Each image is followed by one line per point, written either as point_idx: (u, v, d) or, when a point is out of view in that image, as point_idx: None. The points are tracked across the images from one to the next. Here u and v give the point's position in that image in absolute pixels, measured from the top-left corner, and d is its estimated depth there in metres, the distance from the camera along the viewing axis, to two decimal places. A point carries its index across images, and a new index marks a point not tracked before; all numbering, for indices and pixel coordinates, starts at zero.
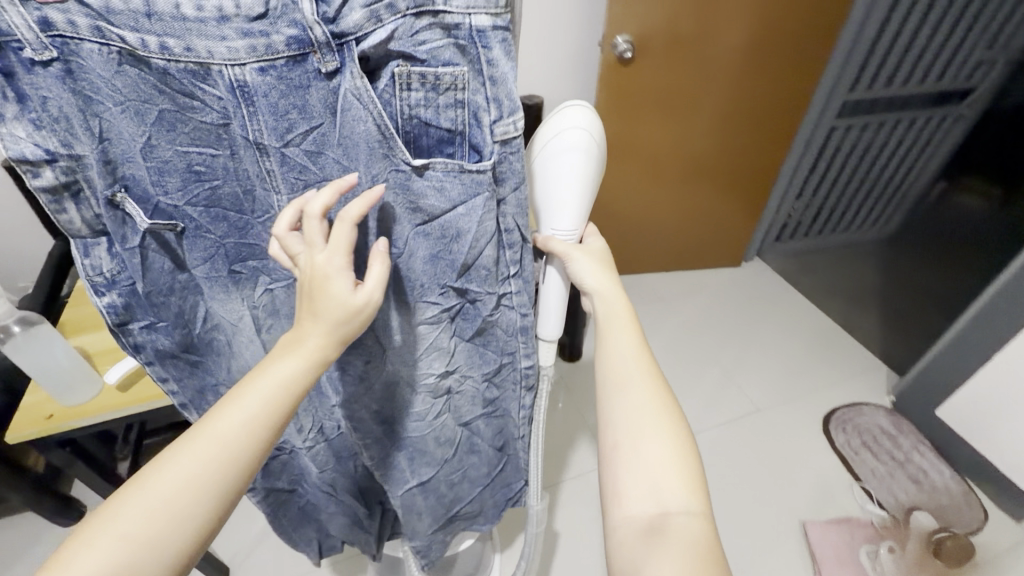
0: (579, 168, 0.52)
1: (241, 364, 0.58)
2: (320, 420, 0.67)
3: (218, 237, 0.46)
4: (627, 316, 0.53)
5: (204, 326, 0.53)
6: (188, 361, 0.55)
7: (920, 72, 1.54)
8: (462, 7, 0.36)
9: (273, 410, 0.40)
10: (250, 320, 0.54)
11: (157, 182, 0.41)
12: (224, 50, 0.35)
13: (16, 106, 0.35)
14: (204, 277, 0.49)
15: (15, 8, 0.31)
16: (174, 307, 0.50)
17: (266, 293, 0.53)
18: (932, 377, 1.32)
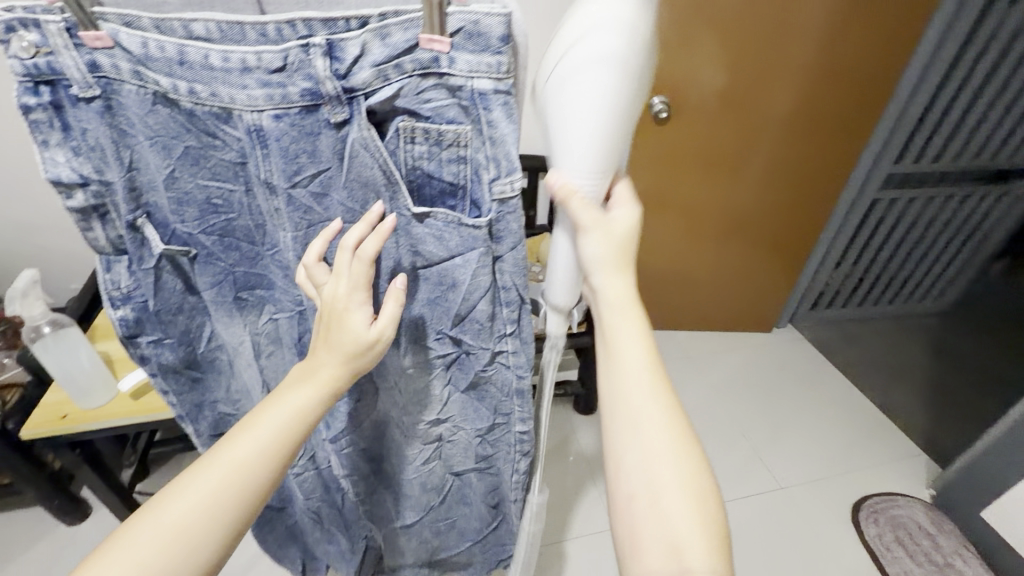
0: (595, 109, 0.39)
1: (241, 384, 0.61)
2: (315, 450, 0.67)
3: (227, 265, 0.49)
4: (638, 322, 0.44)
5: (208, 345, 0.56)
6: (189, 379, 0.58)
7: (971, 149, 1.49)
8: (466, 70, 0.36)
9: (291, 435, 0.40)
10: (250, 345, 0.56)
11: (176, 211, 0.44)
12: (245, 97, 0.36)
13: (60, 134, 0.38)
14: (211, 301, 0.51)
15: (69, 52, 0.35)
16: (181, 325, 0.52)
17: (270, 321, 0.55)
18: (978, 474, 1.21)
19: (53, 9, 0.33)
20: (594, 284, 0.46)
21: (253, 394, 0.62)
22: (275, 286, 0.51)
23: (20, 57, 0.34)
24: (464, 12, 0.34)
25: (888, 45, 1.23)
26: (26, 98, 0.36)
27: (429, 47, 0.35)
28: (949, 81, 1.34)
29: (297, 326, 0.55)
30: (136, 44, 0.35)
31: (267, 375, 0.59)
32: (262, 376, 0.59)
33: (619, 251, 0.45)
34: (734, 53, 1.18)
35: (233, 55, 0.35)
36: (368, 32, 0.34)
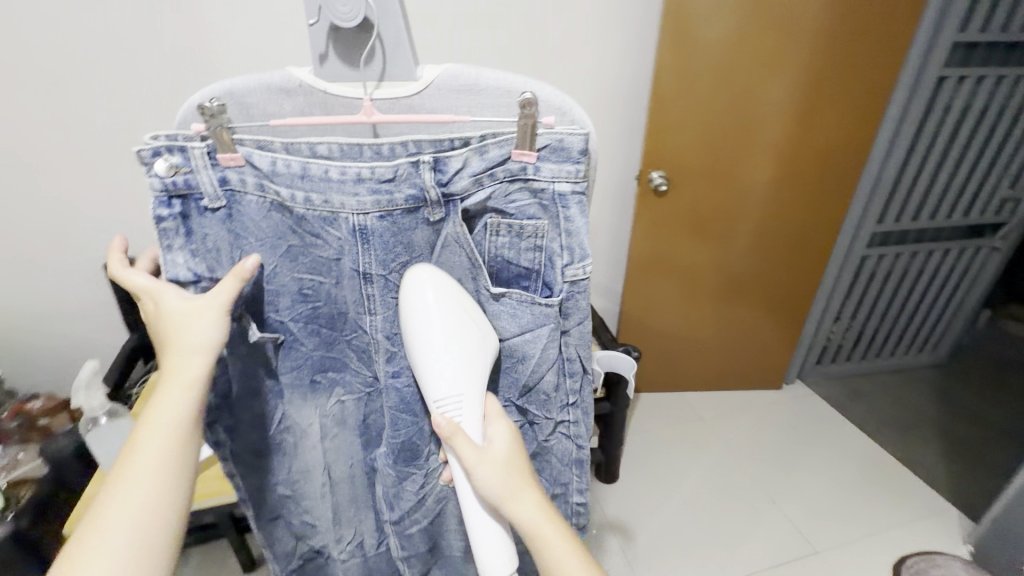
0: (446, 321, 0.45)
1: (302, 468, 0.56)
2: (362, 532, 0.62)
3: (307, 350, 0.50)
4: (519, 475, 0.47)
5: (278, 426, 0.53)
6: (252, 466, 0.55)
7: (946, 207, 1.60)
8: (548, 176, 0.43)
9: (174, 446, 0.43)
10: (318, 428, 0.54)
11: (268, 301, 0.47)
12: (354, 203, 0.42)
13: (183, 239, 0.42)
14: (288, 383, 0.51)
15: (207, 170, 0.41)
16: (257, 407, 0.51)
17: (337, 403, 0.54)
18: (1012, 526, 1.20)
19: (196, 137, 0.40)
20: (506, 512, 0.45)
21: (312, 482, 0.57)
22: (349, 368, 0.52)
23: (161, 175, 0.40)
24: (550, 132, 0.41)
25: (857, 123, 1.37)
26: (161, 210, 0.41)
27: (518, 159, 0.42)
28: (914, 150, 1.48)
29: (364, 407, 0.54)
30: (266, 162, 0.41)
31: (328, 459, 0.56)
32: (325, 460, 0.56)
33: (510, 473, 0.46)
34: (719, 132, 1.31)
35: (350, 169, 0.41)
36: (470, 149, 0.42)
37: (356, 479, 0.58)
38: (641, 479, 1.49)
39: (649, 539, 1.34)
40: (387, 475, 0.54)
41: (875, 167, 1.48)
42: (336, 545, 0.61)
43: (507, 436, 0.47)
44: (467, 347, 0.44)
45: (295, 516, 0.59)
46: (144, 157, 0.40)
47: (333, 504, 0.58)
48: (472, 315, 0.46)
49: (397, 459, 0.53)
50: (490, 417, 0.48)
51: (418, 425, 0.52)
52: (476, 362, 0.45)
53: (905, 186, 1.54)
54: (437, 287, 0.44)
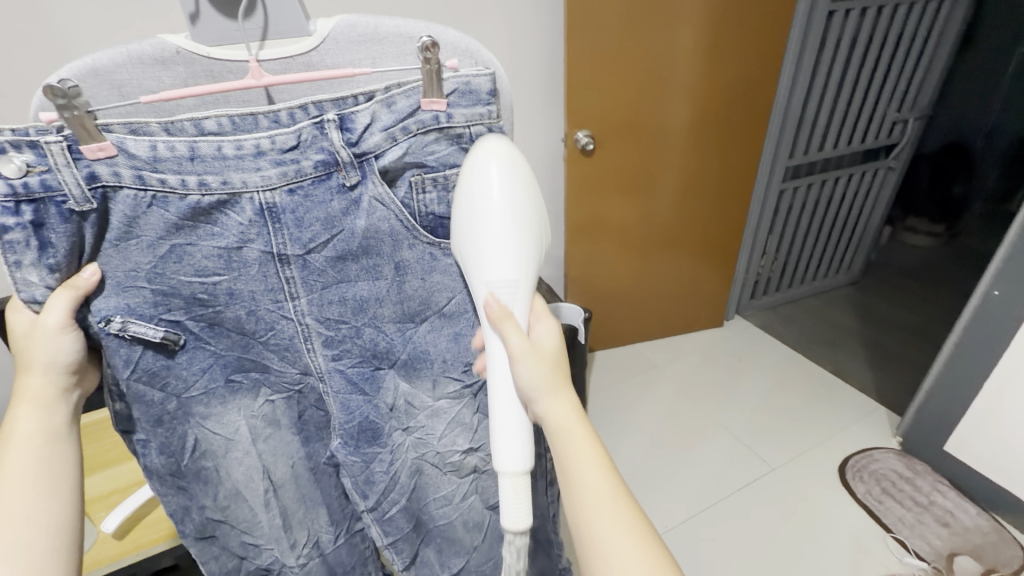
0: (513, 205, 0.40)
1: (232, 488, 0.50)
2: (317, 532, 0.57)
3: (217, 349, 0.45)
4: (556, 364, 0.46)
5: (192, 456, 0.47)
6: (172, 488, 0.48)
7: (846, 134, 1.71)
8: (463, 122, 0.40)
9: (50, 456, 0.42)
10: (247, 431, 0.48)
11: (152, 307, 0.41)
12: (258, 179, 0.38)
13: (36, 252, 0.36)
14: (201, 393, 0.45)
15: (69, 168, 0.34)
16: (163, 437, 0.45)
17: (267, 403, 0.49)
18: (931, 412, 1.34)
19: (50, 128, 0.34)
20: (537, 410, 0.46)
21: (253, 490, 0.51)
22: (272, 368, 0.47)
23: (8, 177, 0.33)
24: (456, 75, 0.39)
25: (762, 62, 1.42)
26: (6, 219, 0.34)
27: (429, 108, 0.39)
28: (814, 82, 1.56)
29: (296, 405, 0.50)
30: (145, 148, 0.35)
31: (266, 462, 0.50)
32: (262, 464, 0.50)
33: (552, 368, 0.45)
34: (635, 84, 1.31)
35: (247, 142, 0.37)
36: (377, 102, 0.38)
37: (301, 479, 0.53)
38: (608, 432, 1.53)
39: None
40: (352, 464, 0.51)
41: (783, 102, 1.54)
42: (290, 554, 0.55)
43: (554, 335, 0.47)
44: (524, 233, 0.41)
45: (233, 537, 0.53)
46: None
47: (280, 511, 0.53)
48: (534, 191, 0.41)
49: (357, 442, 0.50)
50: (538, 314, 0.47)
51: (373, 402, 0.49)
52: (536, 247, 0.42)
53: (809, 119, 1.62)
54: (500, 160, 0.40)
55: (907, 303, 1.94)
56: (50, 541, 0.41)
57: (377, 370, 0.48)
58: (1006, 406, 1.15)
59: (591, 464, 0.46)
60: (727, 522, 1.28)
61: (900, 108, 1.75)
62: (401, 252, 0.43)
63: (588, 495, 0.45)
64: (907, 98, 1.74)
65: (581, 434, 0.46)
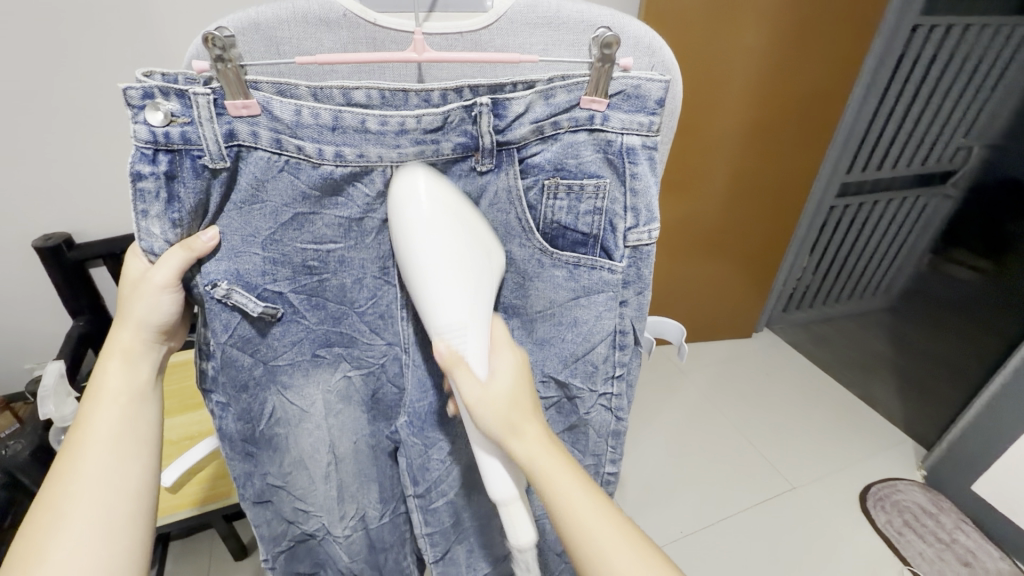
0: (446, 244, 0.37)
1: (297, 457, 0.49)
2: (364, 506, 0.55)
3: (310, 323, 0.43)
4: (520, 402, 0.41)
5: (268, 422, 0.46)
6: (240, 454, 0.47)
7: (908, 157, 1.63)
8: (618, 127, 0.38)
9: (132, 415, 0.42)
10: (322, 406, 0.48)
11: (261, 275, 0.40)
12: (396, 155, 0.37)
13: (163, 204, 0.35)
14: (287, 363, 0.44)
15: (211, 123, 0.33)
16: (244, 402, 0.44)
17: (343, 378, 0.48)
18: (966, 451, 1.30)
19: (199, 78, 0.33)
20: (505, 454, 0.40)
21: (315, 462, 0.50)
22: (359, 341, 0.46)
23: (151, 124, 0.33)
24: (627, 76, 0.37)
25: (829, 80, 1.37)
26: (142, 166, 0.34)
27: (587, 106, 0.38)
28: (883, 102, 1.52)
29: (373, 382, 0.49)
30: (290, 112, 0.34)
31: (333, 437, 0.49)
32: (329, 438, 0.49)
33: (513, 408, 0.40)
34: (692, 91, 1.26)
35: (393, 119, 0.36)
36: (536, 92, 0.37)
37: (361, 455, 0.52)
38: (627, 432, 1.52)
39: (639, 489, 1.37)
40: (412, 445, 0.50)
41: (850, 117, 1.53)
42: (339, 524, 0.55)
43: (511, 369, 0.41)
44: (469, 274, 0.38)
45: (287, 503, 0.52)
46: (132, 97, 0.32)
47: (337, 483, 0.52)
48: (470, 224, 0.38)
49: (424, 424, 0.50)
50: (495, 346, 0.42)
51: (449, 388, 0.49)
52: (480, 282, 0.39)
53: (873, 137, 1.58)
54: (433, 197, 0.36)
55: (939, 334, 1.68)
56: (132, 508, 0.40)
57: None
58: None
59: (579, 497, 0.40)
60: (739, 535, 1.28)
61: None
62: (509, 246, 0.43)
63: (573, 532, 0.40)
64: None
65: (556, 464, 0.40)
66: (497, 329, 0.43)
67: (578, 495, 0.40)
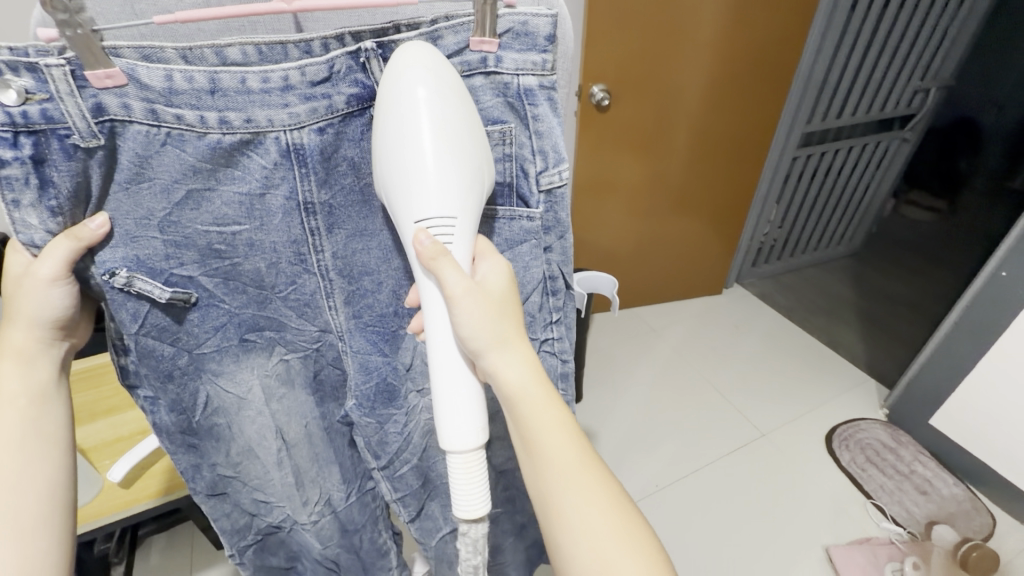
0: (444, 114, 0.34)
1: (244, 445, 0.48)
2: (328, 491, 0.55)
3: (232, 308, 0.42)
4: (508, 318, 0.41)
5: (204, 412, 0.45)
6: (182, 447, 0.46)
7: (867, 103, 1.62)
8: (512, 69, 0.38)
9: (35, 418, 0.40)
10: (260, 391, 0.46)
11: (164, 259, 0.38)
12: (286, 116, 0.36)
13: (36, 192, 0.33)
14: (213, 350, 0.43)
15: (72, 98, 0.31)
16: (172, 394, 0.43)
17: (282, 362, 0.46)
18: (923, 386, 1.35)
19: (51, 48, 0.31)
20: (485, 364, 0.40)
21: (265, 449, 0.49)
22: (289, 326, 0.45)
23: (5, 104, 0.30)
24: (513, 13, 0.36)
25: (784, 25, 1.34)
26: (3, 151, 0.31)
27: (478, 48, 0.37)
28: (841, 44, 1.46)
29: (313, 365, 0.48)
30: (159, 78, 0.33)
31: (279, 422, 0.48)
32: (274, 423, 0.48)
33: (497, 316, 0.39)
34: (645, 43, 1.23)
35: (274, 74, 0.34)
36: (420, 35, 0.35)
37: (314, 439, 0.51)
38: (605, 394, 1.54)
39: (618, 446, 1.40)
40: (366, 425, 0.49)
41: (807, 66, 1.47)
42: (303, 511, 0.54)
43: (502, 276, 0.41)
44: (462, 161, 0.35)
45: (244, 494, 0.52)
46: None
47: (292, 470, 0.51)
48: (470, 112, 0.36)
49: (374, 403, 0.48)
50: (482, 253, 0.41)
51: (392, 362, 0.48)
52: (475, 177, 0.36)
53: (832, 82, 1.53)
54: (436, 70, 0.35)
55: (892, 269, 1.91)
56: (43, 511, 0.40)
57: (398, 330, 0.48)
58: (997, 384, 1.16)
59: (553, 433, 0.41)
60: (714, 484, 1.32)
61: (924, 76, 1.64)
62: None
63: (539, 454, 0.41)
64: (933, 65, 1.62)
65: (538, 389, 0.41)
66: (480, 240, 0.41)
67: (550, 420, 0.41)
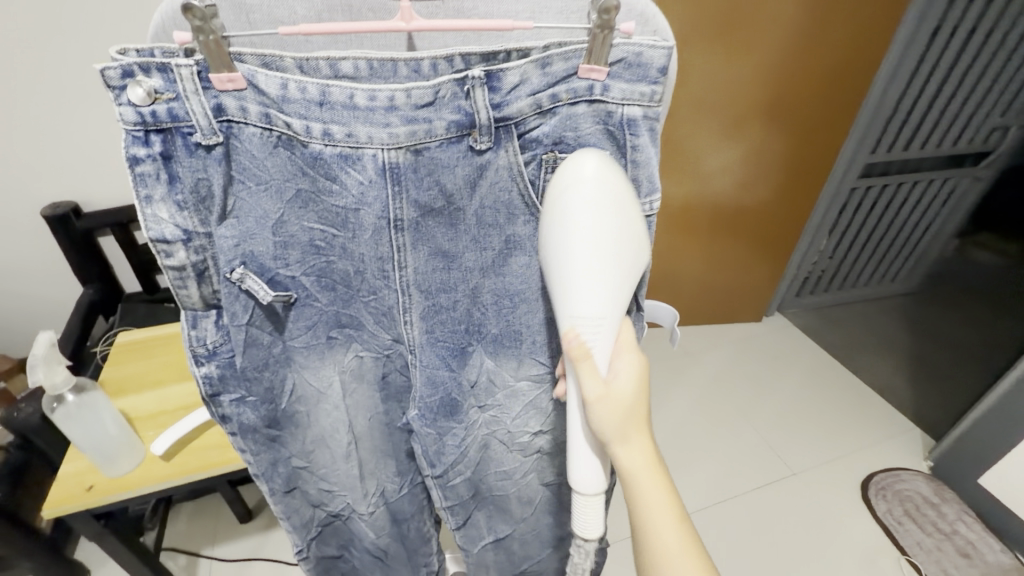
0: (614, 235, 0.36)
1: (319, 434, 0.50)
2: (383, 482, 0.56)
3: (322, 306, 0.43)
4: (636, 415, 0.41)
5: (289, 399, 0.47)
6: (265, 442, 0.48)
7: (937, 136, 1.51)
8: (619, 98, 0.37)
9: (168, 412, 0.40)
10: (339, 388, 0.48)
11: (274, 257, 0.39)
12: (385, 135, 0.36)
13: (165, 186, 0.35)
14: (303, 345, 0.44)
15: (198, 97, 0.33)
16: (264, 382, 0.44)
17: (355, 358, 0.47)
18: (976, 443, 1.27)
19: (181, 51, 0.32)
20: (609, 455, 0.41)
21: (336, 441, 0.51)
22: (366, 328, 0.45)
23: (135, 104, 0.32)
24: (628, 42, 0.35)
25: (858, 48, 1.29)
26: (137, 149, 0.34)
27: (587, 75, 0.36)
28: (915, 77, 1.40)
29: (382, 366, 0.48)
30: (275, 85, 0.34)
31: (350, 416, 0.50)
32: (347, 418, 0.50)
33: (629, 418, 0.40)
34: (710, 60, 1.20)
35: (381, 93, 0.34)
36: (531, 61, 0.35)
37: (376, 433, 0.52)
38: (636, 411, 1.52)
39: None
40: (425, 434, 0.50)
41: (878, 94, 1.41)
42: (361, 502, 0.56)
43: (635, 376, 0.41)
44: (620, 269, 0.37)
45: (312, 485, 0.54)
46: (112, 77, 0.31)
47: (357, 462, 0.53)
48: (630, 212, 0.36)
49: (436, 415, 0.49)
50: (622, 348, 0.41)
51: (457, 377, 0.48)
52: (626, 283, 0.38)
53: (900, 116, 1.46)
54: (601, 183, 0.35)
55: None
56: None
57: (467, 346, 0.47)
58: None
59: (662, 521, 0.42)
60: (739, 519, 1.27)
61: None
62: (510, 223, 0.41)
63: (647, 539, 0.42)
64: None
65: (651, 480, 0.41)
66: (627, 331, 0.41)
67: (660, 512, 0.42)
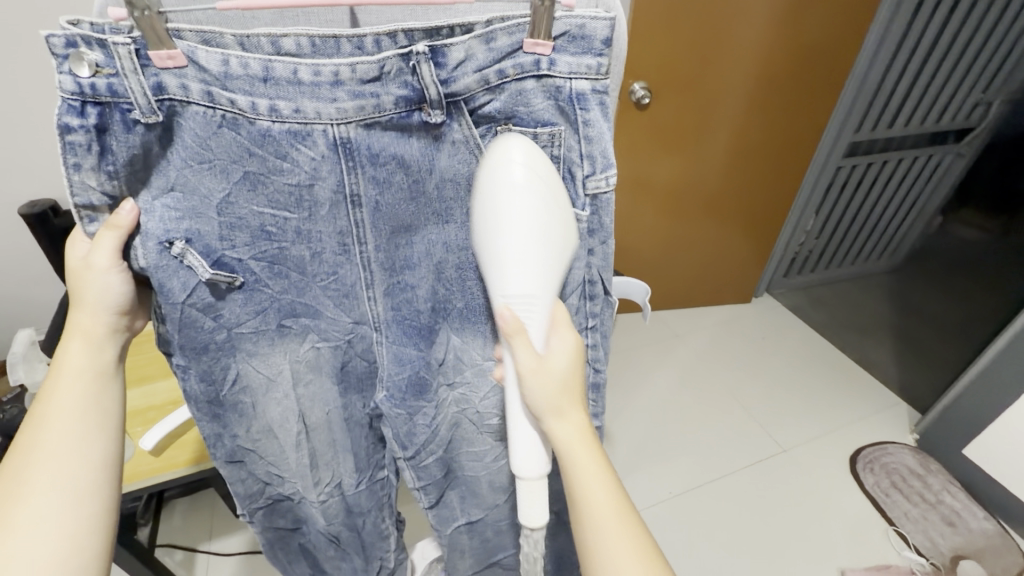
0: (530, 212, 0.37)
1: (265, 424, 0.50)
2: (340, 474, 0.56)
3: (274, 292, 0.43)
4: (566, 388, 0.42)
5: (231, 388, 0.46)
6: (207, 417, 0.47)
7: (921, 112, 1.52)
8: (566, 71, 0.37)
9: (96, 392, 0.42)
10: (289, 375, 0.48)
11: (221, 240, 0.39)
12: (333, 110, 0.36)
13: (96, 158, 0.34)
14: (251, 331, 0.44)
15: (137, 75, 0.32)
16: (204, 365, 0.44)
17: (312, 349, 0.47)
18: (960, 414, 1.29)
19: (120, 28, 0.32)
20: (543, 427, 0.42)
21: (285, 431, 0.51)
22: (324, 315, 0.45)
23: (77, 75, 0.32)
24: (570, 15, 0.36)
25: (842, 22, 1.28)
26: (70, 119, 0.33)
27: (531, 50, 0.36)
28: (897, 54, 1.39)
29: (341, 355, 0.48)
30: (216, 61, 0.34)
31: (302, 406, 0.50)
32: (298, 409, 0.50)
33: (561, 389, 0.41)
34: (691, 42, 1.20)
35: (326, 68, 0.35)
36: (475, 36, 0.35)
37: (334, 426, 0.52)
38: (621, 396, 1.52)
39: (634, 448, 1.39)
40: (395, 415, 0.50)
41: (859, 75, 1.42)
42: (313, 490, 0.56)
43: (570, 351, 0.42)
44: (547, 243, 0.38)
45: (260, 467, 0.53)
46: (56, 46, 0.31)
47: (308, 451, 0.53)
48: (555, 196, 0.38)
49: (403, 395, 0.49)
50: (557, 325, 0.42)
51: (424, 357, 0.48)
52: (557, 260, 0.39)
53: (886, 90, 1.45)
54: (523, 168, 0.37)
55: None
56: (90, 477, 0.41)
57: (433, 326, 0.47)
58: None
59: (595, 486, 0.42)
60: (729, 498, 1.29)
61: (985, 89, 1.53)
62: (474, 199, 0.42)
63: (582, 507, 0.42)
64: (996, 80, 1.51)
65: (584, 449, 0.42)
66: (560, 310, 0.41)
67: (594, 481, 0.42)
